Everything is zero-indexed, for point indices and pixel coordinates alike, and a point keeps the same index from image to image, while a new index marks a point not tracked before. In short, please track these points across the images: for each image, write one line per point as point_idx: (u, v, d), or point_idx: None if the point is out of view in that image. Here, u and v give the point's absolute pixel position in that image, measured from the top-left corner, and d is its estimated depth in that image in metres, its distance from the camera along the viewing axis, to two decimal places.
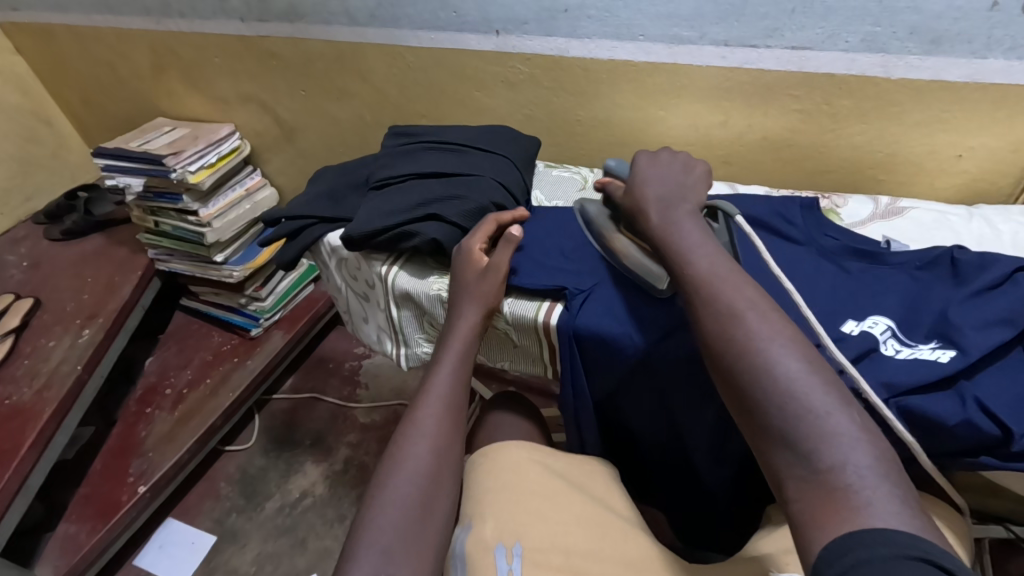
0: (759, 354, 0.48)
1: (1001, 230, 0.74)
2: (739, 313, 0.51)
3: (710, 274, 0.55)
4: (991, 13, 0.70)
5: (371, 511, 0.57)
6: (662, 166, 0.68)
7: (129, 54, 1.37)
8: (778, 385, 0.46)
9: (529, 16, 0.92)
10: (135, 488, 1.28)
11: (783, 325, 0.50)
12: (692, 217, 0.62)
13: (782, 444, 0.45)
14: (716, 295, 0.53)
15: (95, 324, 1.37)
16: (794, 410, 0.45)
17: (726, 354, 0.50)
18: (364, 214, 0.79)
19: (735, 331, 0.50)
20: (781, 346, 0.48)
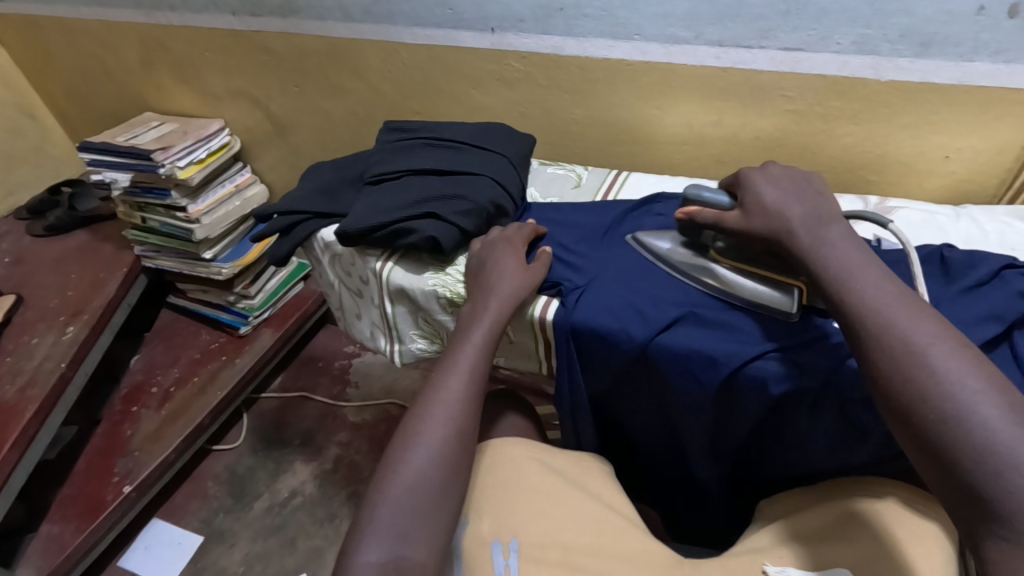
0: (947, 398, 0.46)
1: (987, 229, 0.75)
2: (922, 352, 0.48)
3: (880, 305, 0.52)
4: (979, 17, 0.72)
5: (373, 505, 0.56)
6: (788, 182, 0.64)
7: (117, 47, 1.35)
8: (974, 434, 0.44)
9: (526, 14, 0.92)
10: (120, 488, 1.26)
11: (977, 365, 0.47)
12: (846, 239, 0.58)
13: (976, 499, 0.43)
14: (889, 329, 0.50)
15: (80, 322, 1.34)
16: (993, 464, 0.42)
17: (905, 396, 0.48)
18: (359, 210, 0.79)
19: (915, 369, 0.48)
20: (973, 390, 0.45)
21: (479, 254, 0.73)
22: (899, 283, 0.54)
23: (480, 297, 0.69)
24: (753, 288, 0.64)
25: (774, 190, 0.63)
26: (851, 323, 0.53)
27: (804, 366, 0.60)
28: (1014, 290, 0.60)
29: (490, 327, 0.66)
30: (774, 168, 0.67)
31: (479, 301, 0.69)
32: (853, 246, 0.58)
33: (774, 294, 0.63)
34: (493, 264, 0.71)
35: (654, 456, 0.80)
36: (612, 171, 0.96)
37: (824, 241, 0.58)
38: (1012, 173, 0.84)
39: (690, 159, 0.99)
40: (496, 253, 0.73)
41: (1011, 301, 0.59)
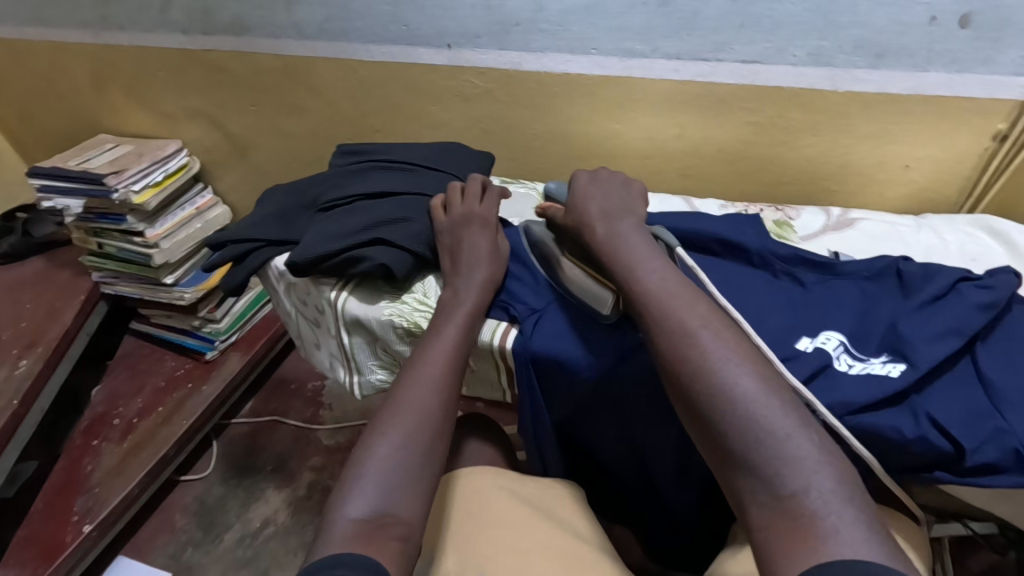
0: (713, 375, 0.49)
1: (948, 240, 0.75)
2: (691, 332, 0.51)
3: (659, 288, 0.56)
4: (931, 27, 0.71)
5: (339, 500, 0.53)
6: (604, 187, 0.68)
7: (66, 68, 1.30)
8: (738, 406, 0.47)
9: (481, 30, 0.90)
10: (80, 527, 1.20)
11: (737, 342, 0.51)
12: (637, 230, 0.63)
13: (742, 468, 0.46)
14: (667, 310, 0.54)
15: (34, 354, 1.29)
16: (754, 433, 0.46)
17: (684, 372, 0.50)
18: (309, 239, 0.76)
19: (688, 349, 0.51)
20: (734, 368, 0.49)
21: (447, 234, 0.73)
22: (678, 272, 0.58)
23: (438, 324, 0.66)
24: (581, 279, 0.65)
25: (596, 191, 0.68)
26: (638, 307, 0.56)
27: None
28: (970, 303, 0.59)
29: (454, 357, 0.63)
30: (600, 174, 0.71)
31: (435, 333, 0.65)
32: (640, 235, 0.62)
33: (596, 287, 0.63)
34: (454, 296, 0.68)
35: (622, 482, 0.78)
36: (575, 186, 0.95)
37: (615, 230, 0.62)
38: (973, 181, 0.84)
39: (655, 173, 0.98)
40: (456, 280, 0.69)
41: (968, 314, 0.58)
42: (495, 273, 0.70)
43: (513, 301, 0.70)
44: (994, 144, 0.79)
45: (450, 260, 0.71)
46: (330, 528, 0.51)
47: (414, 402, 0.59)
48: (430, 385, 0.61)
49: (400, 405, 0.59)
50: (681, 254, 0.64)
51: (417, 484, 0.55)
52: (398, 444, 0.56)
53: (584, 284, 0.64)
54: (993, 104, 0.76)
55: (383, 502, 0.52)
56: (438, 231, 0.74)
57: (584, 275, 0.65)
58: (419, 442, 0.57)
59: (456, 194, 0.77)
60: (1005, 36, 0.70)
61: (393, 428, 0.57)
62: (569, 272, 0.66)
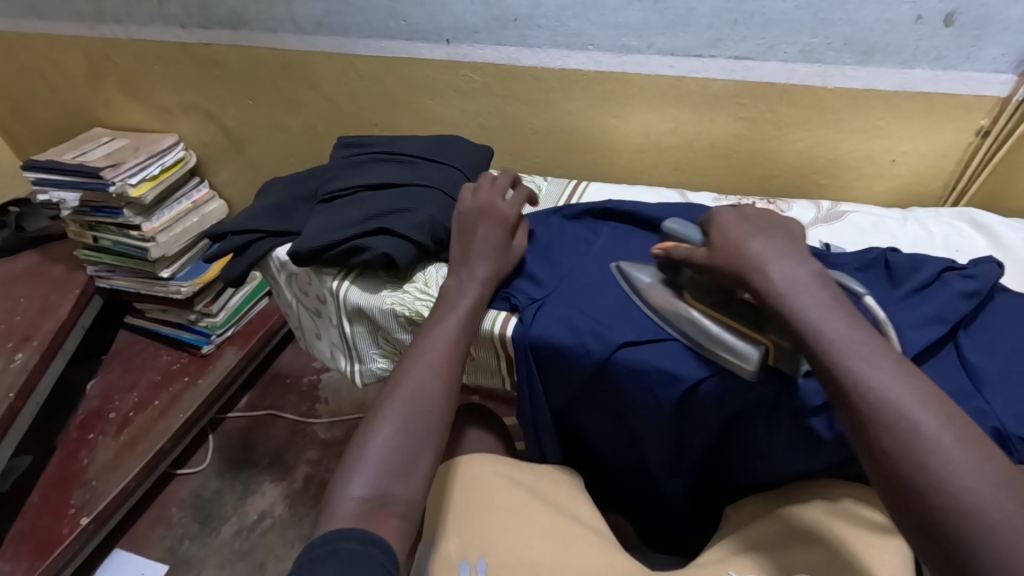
0: (963, 495, 0.41)
1: (933, 232, 0.78)
2: (928, 434, 0.43)
3: (874, 370, 0.47)
4: (917, 25, 0.74)
5: (337, 487, 0.55)
6: (759, 221, 0.60)
7: (61, 61, 1.29)
8: (1001, 536, 0.39)
9: (479, 25, 0.91)
10: (77, 520, 1.20)
11: (983, 451, 0.43)
12: (822, 280, 0.53)
13: None
14: (890, 404, 0.45)
15: (29, 348, 1.28)
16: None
17: (920, 485, 0.42)
18: (312, 230, 0.77)
19: (923, 455, 0.43)
20: (987, 485, 0.41)
21: (465, 215, 0.74)
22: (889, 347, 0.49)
23: (441, 312, 0.67)
24: (721, 334, 0.59)
25: (749, 226, 0.59)
26: (855, 403, 0.47)
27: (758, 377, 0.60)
28: (955, 291, 0.61)
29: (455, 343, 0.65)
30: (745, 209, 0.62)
31: (435, 321, 0.67)
32: (830, 291, 0.53)
33: (740, 346, 0.58)
34: (456, 284, 0.70)
35: (619, 469, 0.80)
36: (572, 180, 0.97)
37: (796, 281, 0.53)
38: (957, 175, 0.87)
39: (649, 167, 0.99)
40: (461, 271, 0.70)
41: (953, 302, 0.60)
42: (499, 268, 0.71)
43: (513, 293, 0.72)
44: (977, 140, 0.82)
45: (460, 244, 0.72)
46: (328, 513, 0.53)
47: (416, 386, 0.61)
48: (433, 370, 0.62)
49: (396, 393, 0.60)
50: (871, 301, 0.56)
51: (417, 465, 0.56)
52: (399, 426, 0.58)
53: (727, 341, 0.59)
54: (976, 100, 0.78)
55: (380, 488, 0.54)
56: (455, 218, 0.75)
57: (717, 328, 0.60)
58: (420, 424, 0.59)
59: (484, 184, 0.76)
60: (986, 35, 0.72)
61: (388, 415, 0.59)
62: (699, 323, 0.61)
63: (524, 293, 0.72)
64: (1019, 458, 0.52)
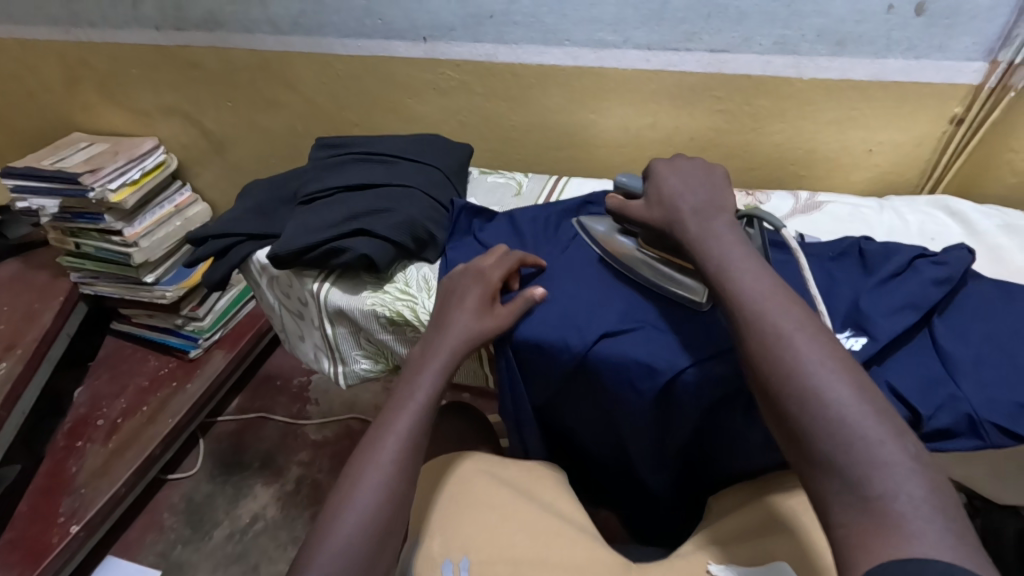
0: (807, 378, 0.46)
1: (908, 220, 0.78)
2: (785, 333, 0.48)
3: (750, 287, 0.52)
4: (889, 16, 0.74)
5: (336, 507, 0.57)
6: (690, 172, 0.65)
7: (35, 65, 1.28)
8: (828, 410, 0.44)
9: (455, 23, 0.91)
10: (67, 528, 1.20)
11: (834, 350, 0.47)
12: (731, 230, 0.59)
13: (826, 471, 0.43)
14: (761, 310, 0.50)
15: (13, 357, 1.27)
16: (843, 438, 0.43)
17: (772, 376, 0.47)
18: (290, 232, 0.77)
19: (774, 340, 0.48)
20: (831, 371, 0.46)
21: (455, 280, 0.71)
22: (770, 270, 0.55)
23: (439, 320, 0.68)
24: (670, 275, 0.66)
25: (670, 183, 0.65)
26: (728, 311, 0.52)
27: (737, 367, 0.60)
28: (927, 278, 0.62)
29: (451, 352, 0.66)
30: (682, 160, 0.68)
31: (432, 339, 0.67)
32: (736, 236, 0.58)
33: (686, 281, 0.65)
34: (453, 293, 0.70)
35: (604, 464, 0.80)
36: (553, 176, 0.97)
37: (709, 229, 0.59)
38: (932, 164, 0.87)
39: (630, 162, 1.00)
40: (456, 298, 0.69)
41: (925, 290, 0.61)
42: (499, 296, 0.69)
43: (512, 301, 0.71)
44: (952, 128, 0.83)
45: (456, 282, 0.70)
46: (332, 527, 0.55)
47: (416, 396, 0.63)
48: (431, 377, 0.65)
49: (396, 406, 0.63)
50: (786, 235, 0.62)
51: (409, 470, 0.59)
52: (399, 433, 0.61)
53: (676, 276, 0.66)
54: (950, 88, 0.79)
55: (384, 507, 0.56)
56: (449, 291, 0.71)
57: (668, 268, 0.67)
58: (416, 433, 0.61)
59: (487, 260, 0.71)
60: (957, 23, 0.73)
61: (384, 432, 0.61)
62: (650, 269, 0.68)
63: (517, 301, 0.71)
64: (990, 443, 0.53)
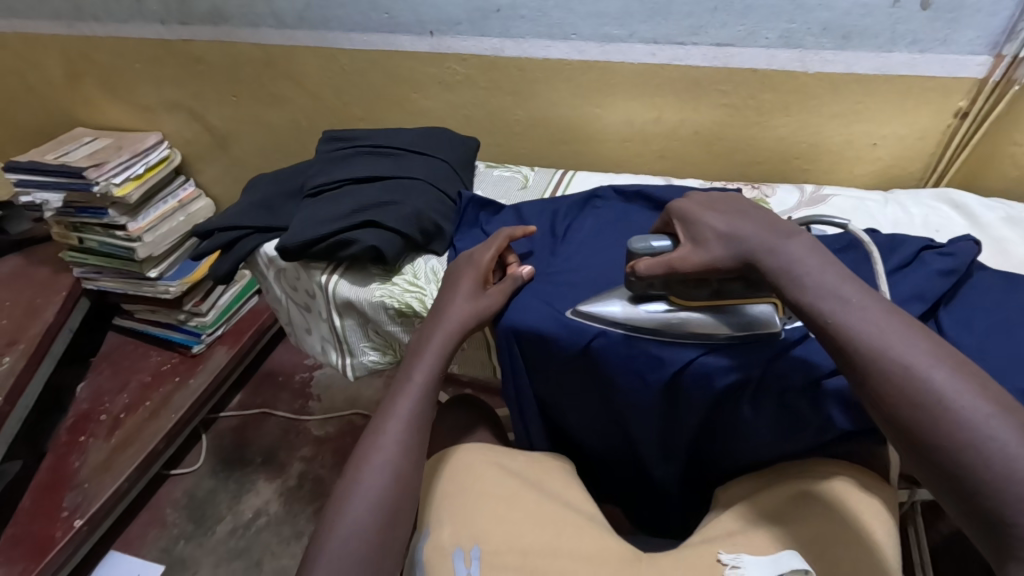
0: (962, 428, 0.42)
1: (913, 213, 0.79)
2: (921, 374, 0.44)
3: (863, 320, 0.48)
4: (893, 9, 0.75)
5: (341, 497, 0.57)
6: (724, 206, 0.61)
7: (38, 60, 1.27)
8: (993, 463, 0.40)
9: (461, 17, 0.91)
10: (70, 522, 1.20)
11: (978, 384, 0.43)
12: (816, 248, 0.54)
13: (996, 529, 0.40)
14: (883, 349, 0.46)
15: (15, 352, 1.27)
16: (1013, 493, 0.39)
17: (916, 424, 0.43)
18: (298, 224, 0.77)
19: (907, 382, 0.44)
20: (983, 416, 0.42)
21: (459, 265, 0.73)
22: (877, 295, 0.50)
23: (441, 307, 0.69)
24: (732, 319, 0.62)
25: (709, 219, 0.59)
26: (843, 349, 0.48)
27: (743, 356, 0.61)
28: (933, 269, 0.63)
29: (450, 337, 0.66)
30: (699, 196, 0.64)
31: (433, 325, 0.68)
32: (816, 253, 0.54)
33: (752, 317, 0.62)
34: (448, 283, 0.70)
35: (608, 456, 0.81)
36: (558, 170, 0.97)
37: (794, 254, 0.53)
38: (935, 157, 0.88)
39: (634, 156, 1.00)
40: (459, 290, 0.69)
41: (931, 281, 0.62)
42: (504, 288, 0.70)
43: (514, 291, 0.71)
44: (956, 122, 0.83)
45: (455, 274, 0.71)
46: (340, 512, 0.55)
47: (417, 381, 0.64)
48: (430, 362, 0.65)
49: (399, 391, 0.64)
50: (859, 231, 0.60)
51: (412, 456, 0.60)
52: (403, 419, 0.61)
53: (739, 321, 0.62)
54: (954, 82, 0.79)
55: (391, 489, 0.57)
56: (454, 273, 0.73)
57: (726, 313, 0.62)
58: (419, 418, 0.62)
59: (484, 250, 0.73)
60: (961, 17, 0.74)
61: (387, 420, 0.61)
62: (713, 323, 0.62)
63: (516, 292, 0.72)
64: None
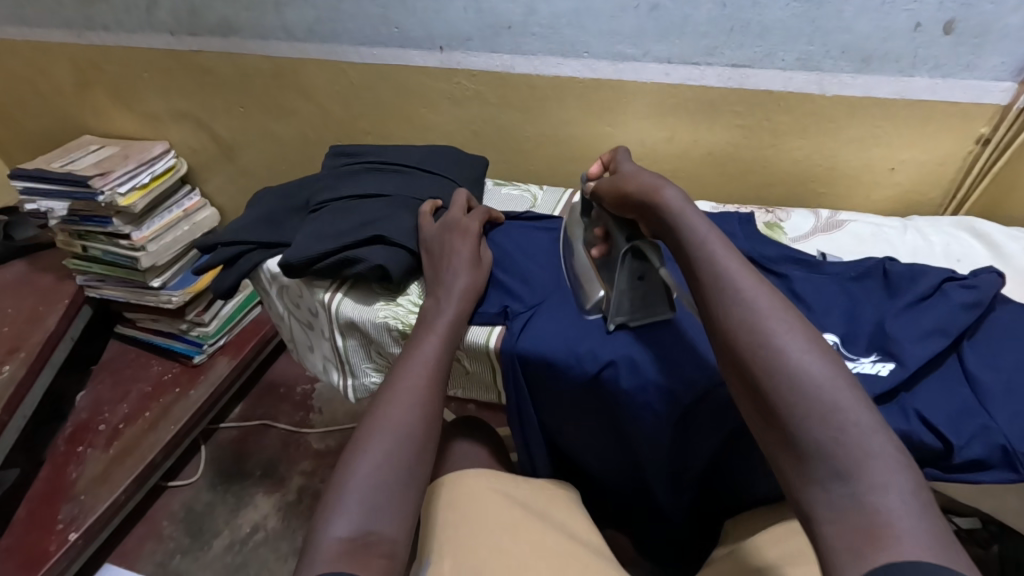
0: (789, 362, 0.44)
1: (933, 241, 0.77)
2: (765, 315, 0.47)
3: (725, 266, 0.51)
4: (915, 33, 0.73)
5: (344, 475, 0.52)
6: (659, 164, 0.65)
7: (46, 67, 1.27)
8: (807, 393, 0.43)
9: (472, 33, 0.90)
10: (65, 536, 1.18)
11: (809, 331, 0.46)
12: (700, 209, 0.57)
13: (809, 460, 0.42)
14: (738, 292, 0.49)
15: (16, 360, 1.26)
16: (830, 426, 0.41)
17: (753, 358, 0.46)
18: (301, 240, 0.76)
19: (751, 319, 0.47)
20: (808, 354, 0.45)
21: (435, 244, 0.74)
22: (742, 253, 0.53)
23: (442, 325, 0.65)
24: (583, 275, 0.70)
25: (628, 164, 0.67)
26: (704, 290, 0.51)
27: None
28: (955, 302, 0.60)
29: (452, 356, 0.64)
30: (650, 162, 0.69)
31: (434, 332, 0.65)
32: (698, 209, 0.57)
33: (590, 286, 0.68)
34: (444, 305, 0.68)
35: (615, 486, 0.78)
36: (568, 189, 0.95)
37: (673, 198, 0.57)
38: (956, 184, 0.86)
39: None
40: (444, 287, 0.69)
41: (953, 314, 0.60)
42: (479, 281, 0.71)
43: (516, 319, 0.70)
44: (977, 148, 0.81)
45: (439, 275, 0.71)
46: (342, 489, 0.51)
47: (426, 364, 0.61)
48: (439, 353, 0.63)
49: (394, 396, 0.58)
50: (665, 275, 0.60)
51: (422, 439, 0.56)
52: (411, 402, 0.57)
53: (586, 284, 0.69)
54: (976, 108, 0.78)
55: (399, 469, 0.53)
56: (428, 236, 0.74)
57: (586, 272, 0.70)
58: (428, 400, 0.58)
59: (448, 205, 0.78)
60: (985, 42, 0.72)
61: (395, 398, 0.57)
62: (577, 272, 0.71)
63: (515, 321, 0.70)
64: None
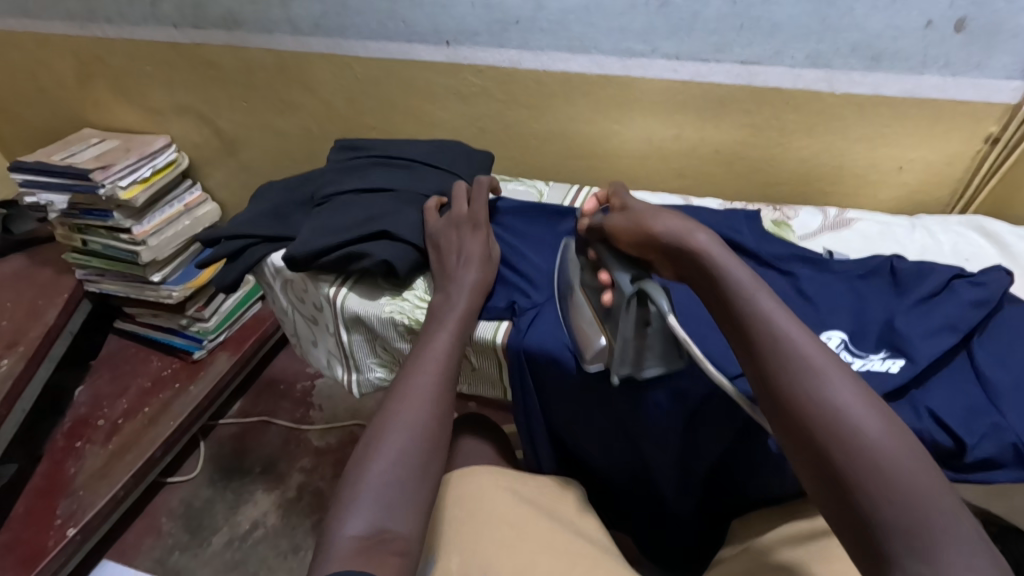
0: (855, 430, 0.42)
1: (941, 240, 0.77)
2: (826, 376, 0.44)
3: (777, 319, 0.48)
4: (927, 31, 0.73)
5: (356, 475, 0.51)
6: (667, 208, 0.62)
7: (48, 60, 1.26)
8: (880, 466, 0.41)
9: (480, 28, 0.90)
10: (64, 531, 1.17)
11: (868, 393, 0.44)
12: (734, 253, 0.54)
13: (881, 536, 0.40)
14: (792, 349, 0.46)
15: (15, 354, 1.25)
16: (902, 500, 0.40)
17: (816, 424, 0.43)
18: (306, 233, 0.75)
19: (811, 381, 0.44)
20: (873, 420, 0.42)
21: (440, 239, 0.73)
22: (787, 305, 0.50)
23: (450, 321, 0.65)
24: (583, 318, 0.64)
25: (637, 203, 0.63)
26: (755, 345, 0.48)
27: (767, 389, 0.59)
28: (964, 299, 0.60)
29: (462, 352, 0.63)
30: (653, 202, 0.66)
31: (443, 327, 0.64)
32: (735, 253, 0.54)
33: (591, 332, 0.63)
34: (452, 301, 0.67)
35: (621, 484, 0.78)
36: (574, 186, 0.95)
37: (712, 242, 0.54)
38: (963, 183, 0.86)
39: (653, 174, 0.98)
40: (452, 281, 0.69)
41: (963, 311, 0.59)
42: (486, 276, 0.70)
43: (523, 315, 0.69)
44: (985, 147, 0.81)
45: (445, 270, 0.71)
46: (355, 489, 0.50)
47: (437, 361, 0.60)
48: (450, 349, 0.62)
49: (405, 393, 0.57)
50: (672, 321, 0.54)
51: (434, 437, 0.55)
52: (424, 401, 0.57)
53: (586, 327, 0.63)
54: (986, 107, 0.78)
55: (412, 468, 0.52)
56: (433, 230, 0.74)
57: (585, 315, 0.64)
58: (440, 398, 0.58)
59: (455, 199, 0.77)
60: (997, 41, 0.72)
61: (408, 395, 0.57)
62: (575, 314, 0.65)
63: (523, 317, 0.69)
64: None
